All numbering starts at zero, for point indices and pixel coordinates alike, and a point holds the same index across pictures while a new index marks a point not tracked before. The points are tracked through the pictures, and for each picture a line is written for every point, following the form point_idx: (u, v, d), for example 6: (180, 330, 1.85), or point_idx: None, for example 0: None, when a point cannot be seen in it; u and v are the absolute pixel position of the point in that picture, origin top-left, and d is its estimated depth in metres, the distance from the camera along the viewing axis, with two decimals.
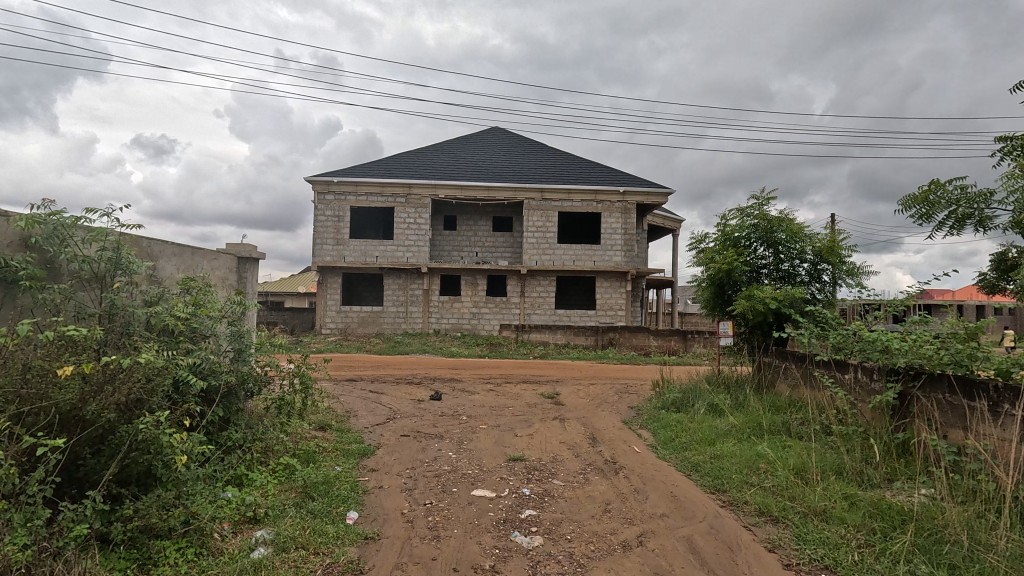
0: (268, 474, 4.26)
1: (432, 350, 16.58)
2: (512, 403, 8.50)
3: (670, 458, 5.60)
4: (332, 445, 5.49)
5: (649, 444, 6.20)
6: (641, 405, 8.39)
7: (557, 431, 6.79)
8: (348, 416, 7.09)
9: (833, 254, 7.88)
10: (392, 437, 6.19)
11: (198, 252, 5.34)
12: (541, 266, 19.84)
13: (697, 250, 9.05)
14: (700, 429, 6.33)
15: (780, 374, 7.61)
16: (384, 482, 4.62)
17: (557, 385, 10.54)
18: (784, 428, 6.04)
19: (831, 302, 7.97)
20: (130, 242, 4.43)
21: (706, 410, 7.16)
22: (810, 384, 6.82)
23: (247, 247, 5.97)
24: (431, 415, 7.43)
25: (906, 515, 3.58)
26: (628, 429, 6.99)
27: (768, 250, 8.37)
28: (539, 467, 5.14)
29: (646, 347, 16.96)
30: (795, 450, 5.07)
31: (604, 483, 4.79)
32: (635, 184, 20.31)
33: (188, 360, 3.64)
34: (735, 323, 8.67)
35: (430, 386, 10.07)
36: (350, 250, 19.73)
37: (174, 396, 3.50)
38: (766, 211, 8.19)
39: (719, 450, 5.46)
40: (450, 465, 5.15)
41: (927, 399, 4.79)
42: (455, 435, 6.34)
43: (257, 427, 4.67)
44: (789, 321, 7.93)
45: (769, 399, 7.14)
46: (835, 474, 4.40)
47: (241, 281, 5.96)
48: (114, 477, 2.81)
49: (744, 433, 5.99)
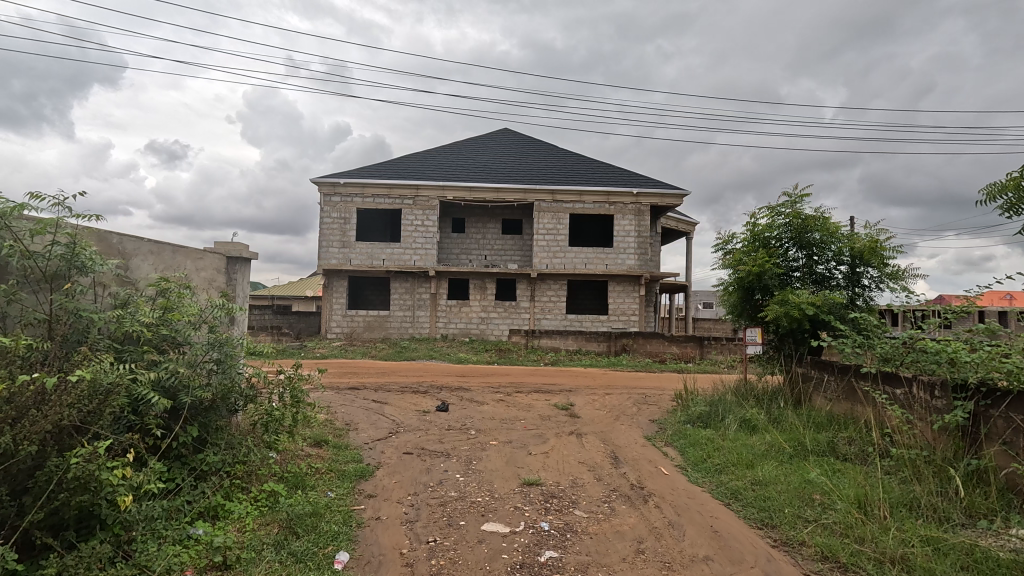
0: (249, 504, 3.71)
1: (440, 356, 15.99)
2: (523, 415, 7.92)
3: (705, 483, 4.98)
4: (326, 465, 4.93)
5: (678, 465, 5.57)
6: (664, 419, 7.75)
7: (575, 448, 6.18)
8: (346, 430, 6.55)
9: (874, 255, 7.22)
10: (393, 455, 5.61)
11: (180, 251, 4.83)
12: (552, 269, 19.25)
13: (723, 250, 8.42)
14: (733, 448, 5.71)
15: (817, 387, 6.98)
16: (382, 512, 4.05)
17: (571, 395, 9.92)
18: (830, 450, 5.42)
19: (872, 308, 7.32)
20: (92, 238, 3.96)
21: (737, 426, 6.50)
22: (854, 399, 6.18)
23: (237, 245, 5.46)
24: (436, 429, 6.84)
25: (1007, 567, 2.96)
26: (651, 446, 6.37)
27: (801, 252, 7.78)
28: (557, 494, 4.55)
29: (661, 354, 16.24)
30: (851, 479, 4.45)
31: (633, 514, 4.20)
32: (649, 185, 19.69)
33: (150, 375, 3.09)
34: (764, 329, 8.04)
35: (436, 396, 9.49)
36: (356, 253, 19.27)
37: (130, 419, 2.96)
38: (800, 208, 7.59)
39: (760, 475, 4.84)
40: (457, 491, 4.56)
41: (1006, 421, 4.15)
42: (463, 453, 5.76)
43: (239, 447, 4.12)
44: (826, 328, 7.28)
45: (807, 414, 6.47)
46: (904, 510, 3.79)
47: (231, 282, 5.40)
48: (38, 524, 2.28)
49: (785, 454, 5.37)
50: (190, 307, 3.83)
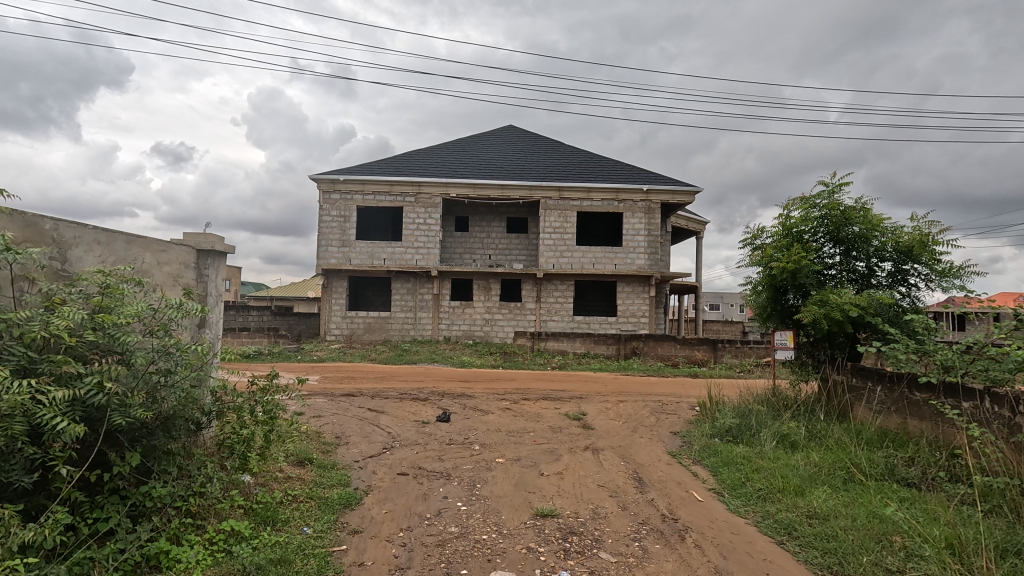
0: (202, 548, 3.01)
1: (442, 359, 15.31)
2: (532, 427, 7.20)
3: (748, 512, 4.26)
4: (305, 491, 4.22)
5: (712, 490, 4.83)
6: (687, 431, 7.02)
7: (592, 467, 5.47)
8: (336, 444, 5.85)
9: (925, 250, 6.47)
10: (386, 477, 4.91)
11: (136, 241, 4.16)
12: (559, 269, 18.52)
13: (751, 247, 7.70)
14: (777, 469, 4.98)
15: (862, 398, 6.23)
16: (368, 556, 3.35)
17: (583, 403, 9.18)
18: (889, 473, 4.72)
19: (920, 309, 6.57)
20: (11, 221, 3.31)
21: (774, 442, 5.77)
22: (910, 412, 5.46)
23: (209, 236, 4.75)
24: (436, 443, 6.14)
25: None
26: (678, 464, 5.66)
27: (837, 248, 7.06)
28: (576, 530, 3.84)
29: (673, 357, 15.48)
30: (930, 513, 3.74)
31: (670, 557, 3.49)
32: (659, 182, 18.94)
33: (63, 392, 2.43)
34: (796, 332, 7.30)
35: (438, 403, 8.78)
36: (355, 252, 18.58)
37: (21, 452, 2.29)
38: (839, 199, 6.89)
39: (815, 505, 4.11)
40: (457, 526, 3.84)
41: None
42: (465, 474, 5.03)
43: (196, 474, 3.44)
44: (869, 330, 6.53)
45: (855, 429, 5.73)
46: (1015, 559, 3.09)
47: (201, 278, 4.69)
48: None
49: (838, 479, 4.67)
50: (130, 307, 3.12)
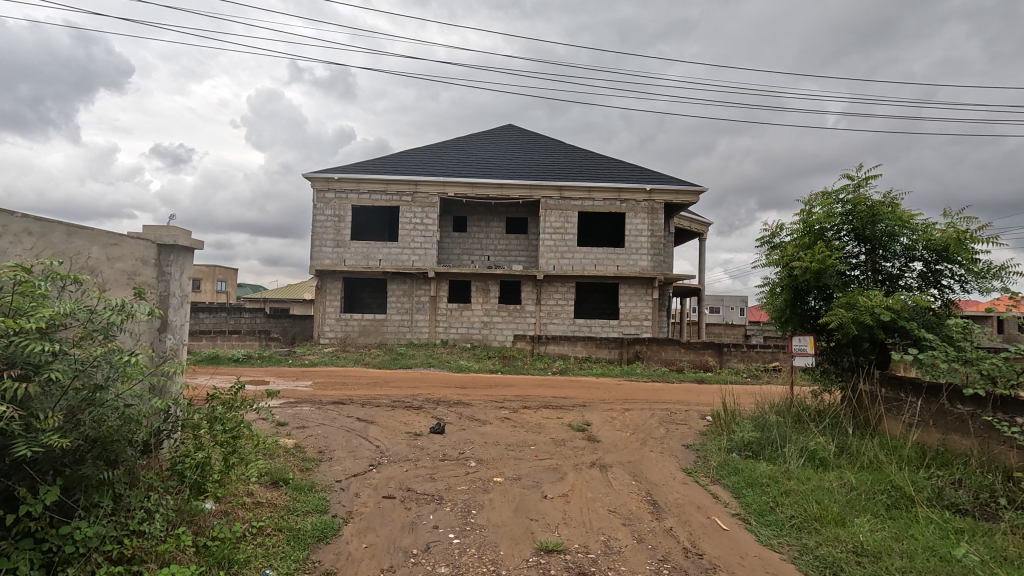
0: None
1: (439, 364, 14.70)
2: (534, 439, 6.65)
3: (782, 545, 3.72)
4: (274, 522, 3.66)
5: (737, 516, 4.28)
6: (701, 444, 6.47)
7: (600, 487, 4.92)
8: (318, 461, 5.30)
9: (961, 249, 5.93)
10: (369, 501, 4.34)
11: (80, 232, 3.63)
12: (560, 270, 17.99)
13: (768, 245, 7.18)
14: (810, 492, 4.43)
15: (896, 410, 5.70)
16: None
17: (587, 412, 8.62)
18: (937, 497, 4.18)
19: (954, 312, 6.05)
20: None
21: (800, 459, 5.23)
22: (951, 426, 4.95)
23: (172, 230, 4.21)
24: (428, 459, 5.59)
25: None
26: (694, 483, 5.12)
27: (862, 246, 6.53)
28: (587, 569, 3.30)
29: (677, 362, 14.92)
30: (1004, 555, 3.21)
31: None
32: (662, 182, 18.41)
33: None
34: (817, 337, 6.77)
35: (432, 412, 8.21)
36: (350, 252, 18.03)
37: None
38: (866, 193, 6.36)
39: (861, 539, 3.57)
40: (448, 568, 3.25)
41: None
42: (459, 497, 4.47)
43: (135, 509, 2.88)
44: (899, 335, 6.00)
45: (891, 445, 5.20)
46: None
47: (163, 275, 4.12)
48: None
49: (881, 504, 4.15)
50: (49, 310, 2.58)
